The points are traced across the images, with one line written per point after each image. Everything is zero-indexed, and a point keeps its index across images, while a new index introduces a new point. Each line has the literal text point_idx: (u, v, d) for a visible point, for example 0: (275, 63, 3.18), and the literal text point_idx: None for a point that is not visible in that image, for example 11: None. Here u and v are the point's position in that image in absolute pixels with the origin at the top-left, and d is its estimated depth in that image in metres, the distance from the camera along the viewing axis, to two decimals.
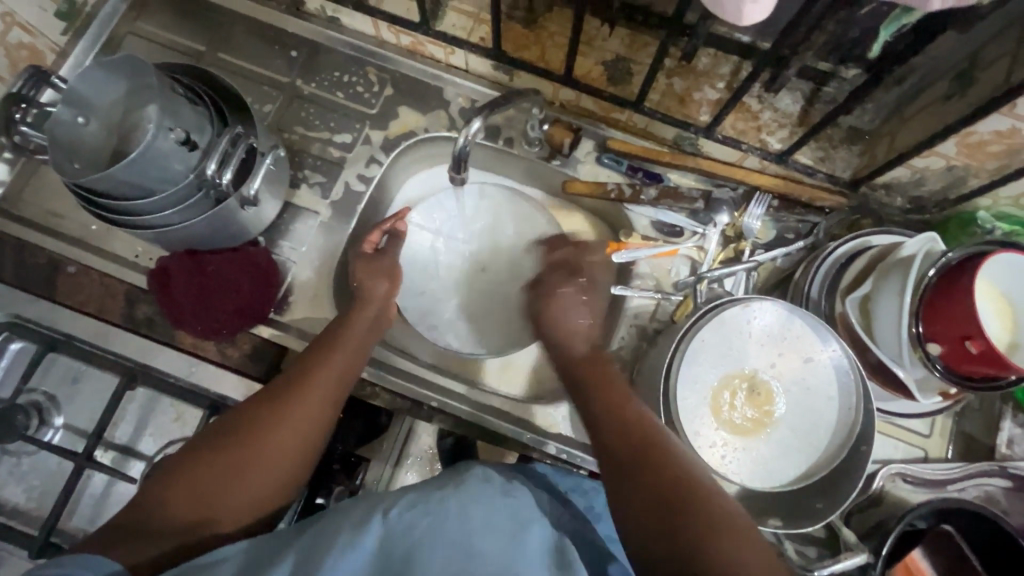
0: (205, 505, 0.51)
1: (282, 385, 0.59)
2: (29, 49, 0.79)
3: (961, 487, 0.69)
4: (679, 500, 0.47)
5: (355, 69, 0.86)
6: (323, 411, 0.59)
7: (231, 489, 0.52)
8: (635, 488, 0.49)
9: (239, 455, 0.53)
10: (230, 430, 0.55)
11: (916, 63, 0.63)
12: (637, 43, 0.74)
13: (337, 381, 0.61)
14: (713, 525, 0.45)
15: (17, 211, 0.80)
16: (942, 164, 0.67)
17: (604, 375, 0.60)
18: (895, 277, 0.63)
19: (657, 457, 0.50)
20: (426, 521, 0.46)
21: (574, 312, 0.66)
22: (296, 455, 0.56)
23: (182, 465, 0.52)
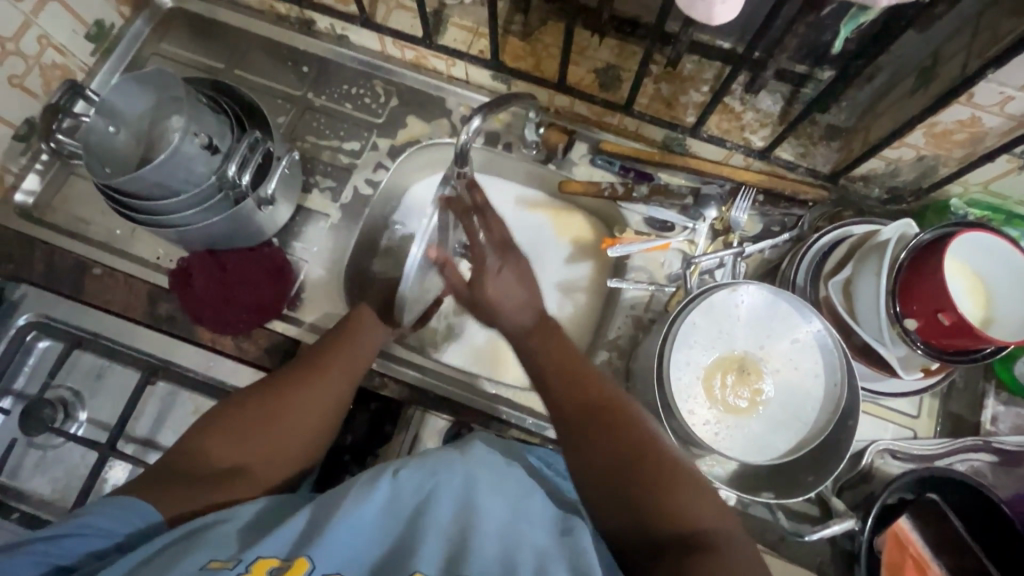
0: (232, 462, 0.58)
1: (302, 365, 0.67)
2: (61, 69, 0.85)
3: (948, 462, 0.72)
4: (629, 464, 0.53)
5: (363, 82, 0.91)
6: (338, 391, 0.66)
7: (256, 451, 0.60)
8: (600, 443, 0.55)
9: (264, 423, 0.61)
10: (254, 399, 0.62)
11: (884, 61, 0.69)
12: (626, 52, 0.80)
13: (353, 370, 0.68)
14: (661, 483, 0.52)
15: (46, 218, 0.85)
16: (913, 155, 0.71)
17: (561, 353, 0.64)
18: (872, 260, 0.67)
19: (609, 426, 0.56)
20: (436, 485, 0.50)
21: (497, 292, 0.65)
22: (313, 427, 0.63)
23: (214, 426, 0.60)
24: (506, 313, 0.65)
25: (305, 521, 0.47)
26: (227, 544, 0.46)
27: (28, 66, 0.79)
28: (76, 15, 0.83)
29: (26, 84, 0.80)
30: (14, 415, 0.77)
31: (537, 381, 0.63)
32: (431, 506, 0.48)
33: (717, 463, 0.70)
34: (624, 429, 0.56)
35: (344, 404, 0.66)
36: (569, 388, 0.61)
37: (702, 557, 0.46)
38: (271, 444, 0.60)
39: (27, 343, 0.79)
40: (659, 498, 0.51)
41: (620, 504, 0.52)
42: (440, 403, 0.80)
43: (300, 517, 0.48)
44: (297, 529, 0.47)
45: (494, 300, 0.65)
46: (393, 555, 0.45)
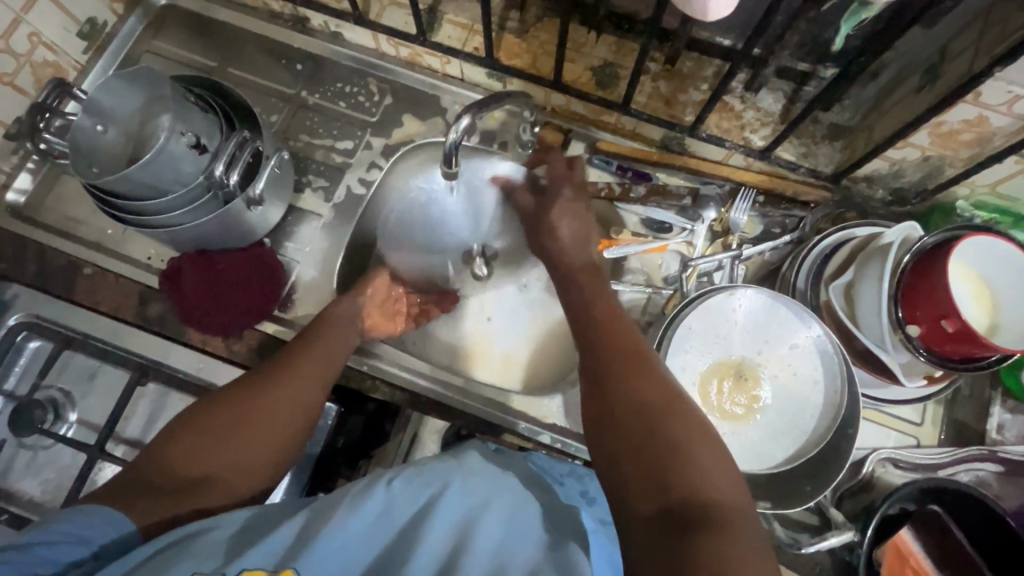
0: (202, 466, 0.56)
1: (276, 366, 0.66)
2: (53, 67, 0.84)
3: (952, 472, 0.70)
4: (632, 430, 0.47)
5: (357, 80, 0.90)
6: (313, 391, 0.65)
7: (227, 453, 0.58)
8: (615, 400, 0.50)
9: (235, 423, 0.59)
10: (225, 401, 0.61)
11: (889, 57, 0.67)
12: (624, 49, 0.78)
13: (327, 365, 0.67)
14: (664, 453, 0.45)
15: (38, 218, 0.84)
16: (918, 155, 0.69)
17: (603, 303, 0.60)
18: (874, 264, 0.65)
19: (627, 385, 0.51)
20: (431, 500, 0.49)
21: (563, 224, 0.70)
22: (286, 427, 0.62)
23: (183, 430, 0.58)
24: (570, 247, 0.68)
25: (295, 531, 0.46)
26: (214, 556, 0.44)
27: (19, 63, 0.78)
28: (68, 13, 0.82)
29: (18, 82, 0.79)
30: (5, 415, 0.77)
31: (576, 330, 0.59)
32: (428, 521, 0.47)
33: None
34: (638, 392, 0.50)
35: (319, 404, 0.65)
36: (603, 339, 0.56)
37: (710, 536, 0.40)
38: (244, 445, 0.59)
39: (17, 343, 0.79)
40: (660, 468, 0.45)
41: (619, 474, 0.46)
42: (433, 406, 0.79)
43: (291, 526, 0.46)
44: (285, 541, 0.45)
45: (557, 232, 0.70)
46: (387, 565, 0.45)
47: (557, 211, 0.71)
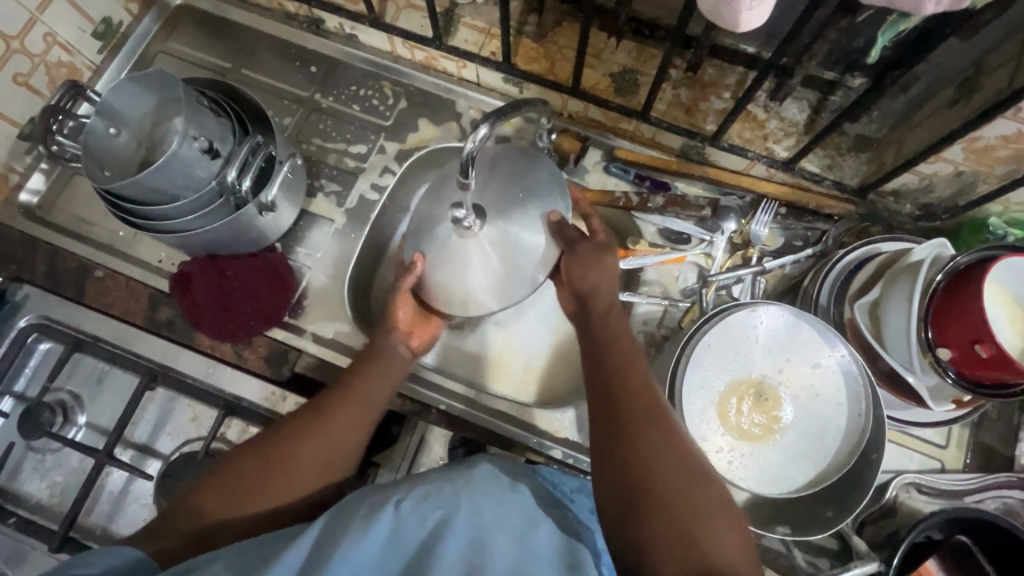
0: (232, 510, 0.57)
1: (309, 412, 0.63)
2: (68, 67, 0.83)
3: (978, 499, 0.68)
4: (658, 494, 0.48)
5: (371, 83, 0.89)
6: (346, 442, 0.62)
7: (255, 499, 0.57)
8: (642, 461, 0.50)
9: (264, 470, 0.59)
10: (256, 452, 0.60)
11: (920, 71, 0.65)
12: (645, 55, 0.76)
13: (362, 410, 0.64)
14: (688, 530, 0.46)
15: (50, 218, 0.84)
16: (950, 170, 0.67)
17: (627, 354, 0.59)
18: (903, 282, 0.63)
19: (654, 450, 0.50)
20: (439, 522, 0.47)
21: (596, 272, 0.64)
22: (313, 478, 0.60)
23: (215, 480, 0.58)
24: (597, 288, 0.63)
25: (307, 548, 0.45)
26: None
27: (33, 64, 0.78)
28: (83, 13, 0.82)
29: (32, 83, 0.79)
30: (14, 418, 0.76)
31: (600, 377, 0.58)
32: (439, 543, 0.46)
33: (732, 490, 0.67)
34: (667, 457, 0.50)
35: (351, 456, 0.62)
36: (632, 396, 0.54)
37: None
38: (271, 491, 0.58)
39: (28, 345, 0.79)
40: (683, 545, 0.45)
41: (636, 541, 0.47)
42: (443, 417, 0.78)
43: (303, 543, 0.45)
44: (300, 559, 0.44)
45: (596, 278, 0.64)
46: None
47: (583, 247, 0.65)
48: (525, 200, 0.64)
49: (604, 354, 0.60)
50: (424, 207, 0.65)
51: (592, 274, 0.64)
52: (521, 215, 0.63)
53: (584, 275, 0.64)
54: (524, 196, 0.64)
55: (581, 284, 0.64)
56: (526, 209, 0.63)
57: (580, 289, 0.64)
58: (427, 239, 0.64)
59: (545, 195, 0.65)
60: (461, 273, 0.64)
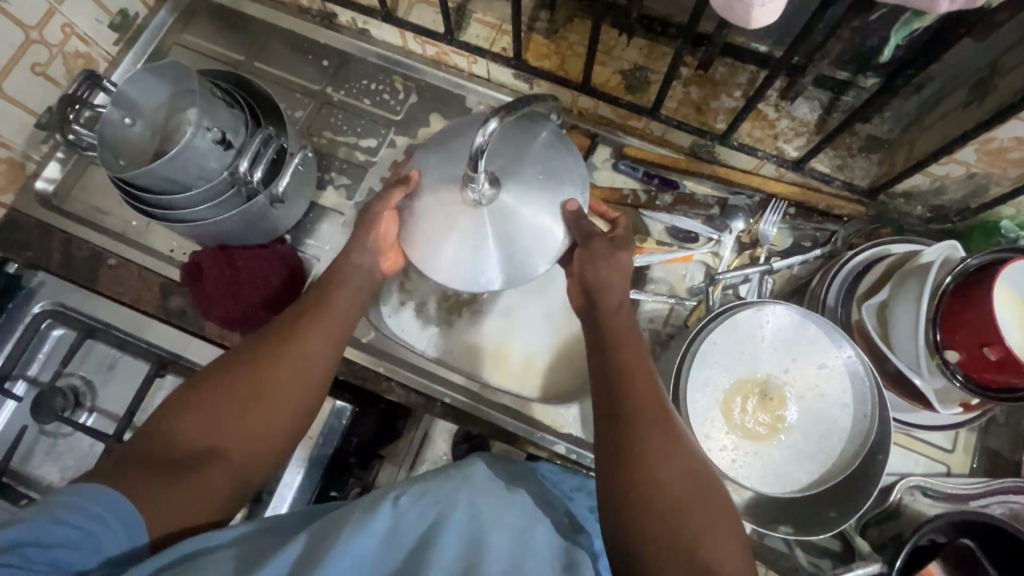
0: (208, 438, 0.53)
1: (276, 333, 0.60)
2: (84, 58, 0.84)
3: (983, 504, 0.67)
4: (660, 506, 0.48)
5: (382, 78, 0.90)
6: (317, 363, 0.59)
7: (231, 426, 0.54)
8: (645, 473, 0.50)
9: (236, 393, 0.55)
10: (225, 375, 0.57)
11: (935, 70, 0.64)
12: (656, 52, 0.76)
13: (334, 328, 0.61)
14: (689, 543, 0.46)
15: (65, 206, 0.85)
16: (963, 172, 0.66)
17: (638, 356, 0.57)
18: (912, 284, 0.62)
19: (654, 460, 0.50)
20: (440, 518, 0.48)
21: (607, 274, 0.61)
22: (289, 400, 0.57)
23: (180, 407, 0.54)
24: (609, 292, 0.60)
25: (301, 547, 0.45)
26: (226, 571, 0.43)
27: (51, 54, 0.79)
28: (101, 5, 0.83)
29: (50, 73, 0.80)
30: (27, 401, 0.78)
31: (604, 378, 0.57)
32: (437, 537, 0.46)
33: (735, 490, 0.67)
34: (672, 466, 0.50)
35: (325, 375, 0.60)
36: (636, 398, 0.54)
37: None
38: (248, 416, 0.55)
39: (42, 330, 0.80)
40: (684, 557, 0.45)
41: (635, 558, 0.47)
42: (448, 411, 0.79)
43: (298, 541, 0.45)
44: (295, 555, 0.44)
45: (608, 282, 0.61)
46: None
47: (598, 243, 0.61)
48: (546, 182, 0.61)
49: (611, 353, 0.58)
50: (434, 175, 0.62)
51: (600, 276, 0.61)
52: (542, 198, 0.61)
53: (595, 273, 0.61)
54: (545, 177, 0.62)
55: (592, 279, 0.61)
56: (547, 193, 0.61)
57: (587, 282, 0.61)
58: (439, 207, 0.61)
59: (567, 179, 0.62)
60: (473, 247, 0.60)
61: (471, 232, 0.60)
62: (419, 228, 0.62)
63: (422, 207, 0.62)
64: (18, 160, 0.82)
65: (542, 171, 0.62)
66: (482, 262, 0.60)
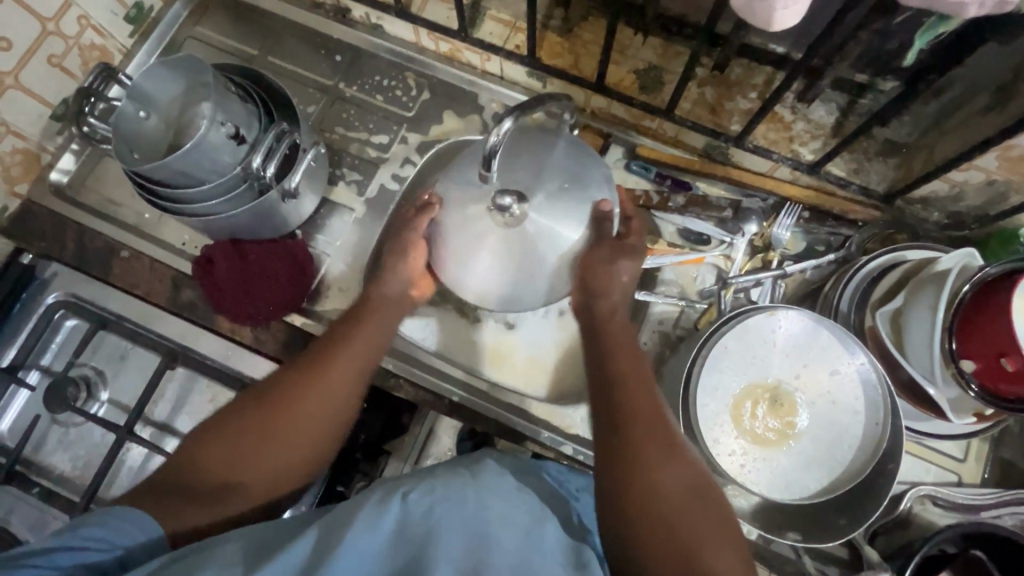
0: (235, 468, 0.55)
1: (306, 363, 0.61)
2: (100, 50, 0.85)
3: (995, 515, 0.66)
4: (659, 510, 0.48)
5: (394, 74, 0.89)
6: (342, 396, 0.60)
7: (257, 456, 0.56)
8: (644, 477, 0.50)
9: (264, 423, 0.56)
10: (255, 405, 0.58)
11: (956, 75, 0.62)
12: (670, 52, 0.75)
13: (361, 361, 0.62)
14: (687, 546, 0.47)
15: (78, 197, 0.86)
16: (982, 179, 0.65)
17: (635, 363, 0.59)
18: (928, 291, 0.62)
19: (653, 467, 0.50)
20: (446, 516, 0.47)
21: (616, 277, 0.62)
22: (315, 432, 0.58)
23: (210, 435, 0.56)
24: (610, 293, 0.61)
25: (310, 544, 0.45)
26: (233, 566, 0.43)
27: (67, 46, 0.80)
28: None
29: (66, 64, 0.80)
30: (40, 390, 0.79)
31: (603, 383, 0.58)
32: (443, 534, 0.45)
33: (741, 494, 0.67)
34: (674, 474, 0.50)
35: (351, 408, 0.61)
36: (632, 405, 0.54)
37: None
38: (274, 447, 0.56)
39: (55, 320, 0.81)
40: (677, 564, 0.46)
41: (630, 556, 0.47)
42: (454, 409, 0.79)
43: (305, 540, 0.45)
44: (303, 552, 0.44)
45: (613, 284, 0.62)
46: None
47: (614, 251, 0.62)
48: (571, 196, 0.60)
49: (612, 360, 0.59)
50: (456, 188, 0.61)
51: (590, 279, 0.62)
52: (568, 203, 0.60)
53: (596, 278, 0.61)
54: (570, 185, 0.61)
55: (589, 285, 0.62)
56: (572, 204, 0.60)
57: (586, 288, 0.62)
58: (463, 226, 0.60)
59: (592, 185, 0.62)
60: (504, 268, 0.61)
61: (499, 250, 0.60)
62: (445, 244, 0.62)
63: (447, 224, 0.61)
64: (34, 150, 0.82)
65: (566, 179, 0.61)
66: (509, 280, 0.61)
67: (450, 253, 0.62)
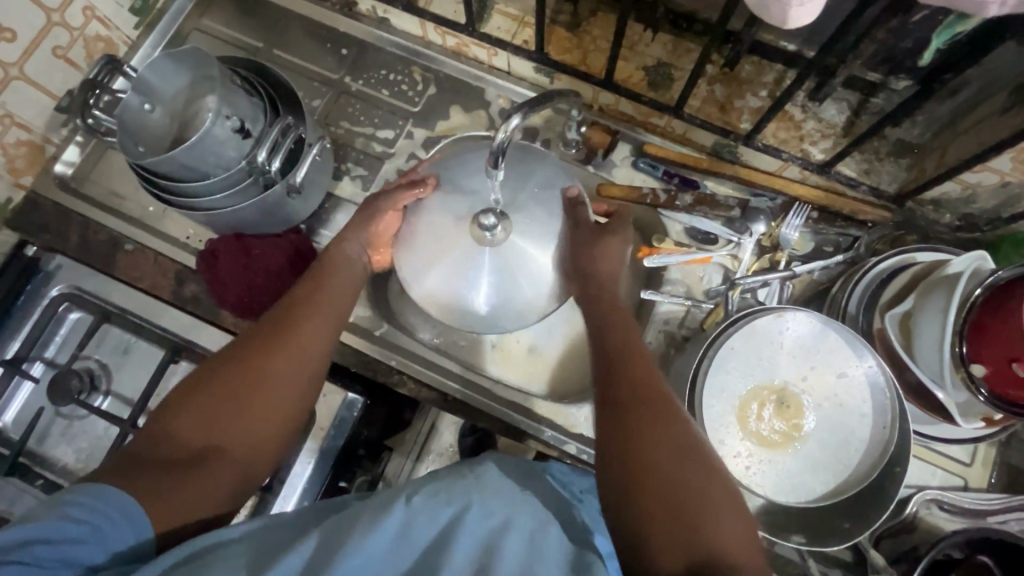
0: (212, 431, 0.53)
1: (273, 324, 0.61)
2: (105, 42, 0.84)
3: (1002, 520, 0.66)
4: (654, 477, 0.47)
5: (401, 68, 0.89)
6: (316, 356, 0.61)
7: (233, 417, 0.54)
8: (639, 448, 0.49)
9: (239, 383, 0.56)
10: (224, 369, 0.57)
11: (974, 74, 0.60)
12: (680, 49, 0.74)
13: (329, 318, 0.63)
14: (690, 513, 0.45)
15: (82, 189, 0.85)
16: (996, 181, 0.64)
17: (629, 339, 0.58)
18: (938, 295, 0.61)
19: (642, 438, 0.50)
20: (453, 522, 0.47)
21: (601, 258, 0.63)
22: (290, 388, 0.58)
23: (179, 408, 0.54)
24: (604, 277, 0.63)
25: (312, 549, 0.44)
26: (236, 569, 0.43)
27: (72, 37, 0.79)
28: None
29: (70, 56, 0.80)
30: (44, 382, 0.79)
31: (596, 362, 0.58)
32: (451, 541, 0.45)
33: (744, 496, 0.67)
34: (665, 440, 0.49)
35: (323, 362, 0.62)
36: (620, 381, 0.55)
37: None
38: (251, 405, 0.55)
39: (59, 313, 0.81)
40: (679, 521, 0.45)
41: (636, 534, 0.45)
42: (458, 407, 0.79)
43: (307, 544, 0.45)
44: (305, 557, 0.44)
45: (599, 263, 0.63)
46: None
47: (609, 241, 0.64)
48: (541, 200, 0.63)
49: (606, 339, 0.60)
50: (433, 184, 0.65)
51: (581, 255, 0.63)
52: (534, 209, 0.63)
53: (587, 259, 0.62)
54: (534, 191, 0.63)
55: (580, 266, 0.63)
56: (542, 210, 0.63)
57: (580, 268, 0.63)
58: (436, 233, 0.63)
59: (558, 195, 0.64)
60: (458, 257, 0.62)
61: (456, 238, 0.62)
62: (411, 232, 0.65)
63: (419, 235, 0.64)
64: (38, 143, 0.82)
65: (532, 183, 0.64)
66: (458, 271, 0.62)
67: (413, 238, 0.65)
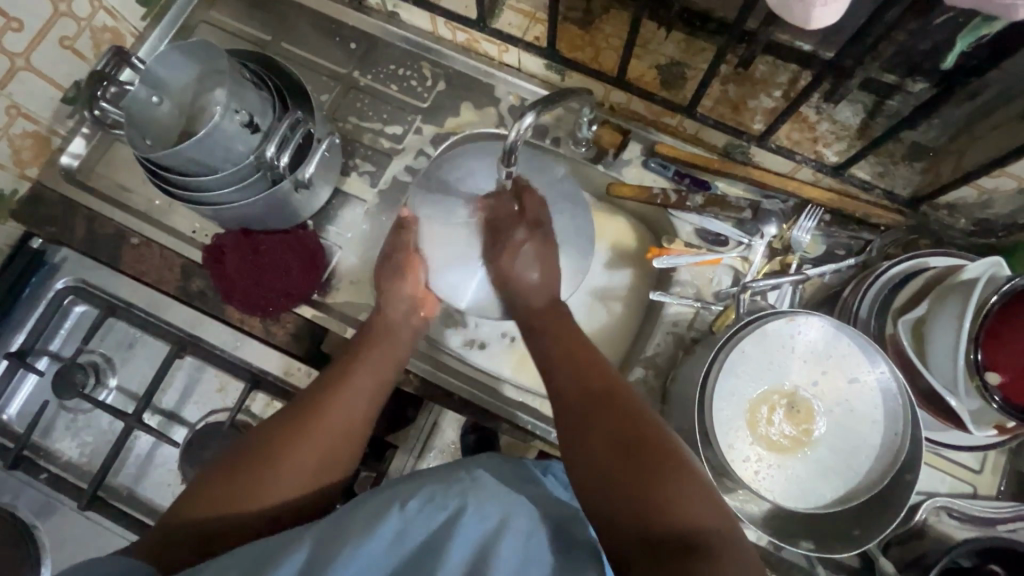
0: (239, 502, 0.53)
1: (314, 391, 0.63)
2: (112, 32, 0.83)
3: (1011, 529, 0.65)
4: (603, 467, 0.50)
5: (410, 63, 0.88)
6: (340, 431, 0.60)
7: (261, 488, 0.54)
8: (586, 443, 0.52)
9: (273, 452, 0.56)
10: (262, 437, 0.58)
11: (993, 78, 0.58)
12: (693, 49, 0.72)
13: (368, 387, 0.64)
14: (643, 492, 0.46)
15: (88, 181, 0.85)
16: (1014, 186, 0.64)
17: (567, 337, 0.64)
18: (955, 300, 0.59)
19: (584, 434, 0.53)
20: (450, 526, 0.46)
21: (515, 263, 0.65)
22: (320, 456, 0.58)
23: (203, 482, 0.55)
24: (528, 286, 0.66)
25: (307, 554, 0.44)
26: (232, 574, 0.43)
27: (79, 28, 0.78)
28: None
29: (78, 47, 0.79)
30: (48, 376, 0.78)
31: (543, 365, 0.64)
32: (445, 548, 0.44)
33: (752, 501, 0.65)
34: (604, 431, 0.52)
35: (359, 432, 0.61)
36: (567, 378, 0.60)
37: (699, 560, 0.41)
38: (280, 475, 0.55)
39: (64, 306, 0.80)
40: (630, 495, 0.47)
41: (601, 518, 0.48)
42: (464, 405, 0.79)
43: (302, 549, 0.45)
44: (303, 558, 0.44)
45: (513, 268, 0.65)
46: None
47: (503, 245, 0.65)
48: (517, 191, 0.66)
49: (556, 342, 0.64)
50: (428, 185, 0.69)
51: (547, 254, 0.67)
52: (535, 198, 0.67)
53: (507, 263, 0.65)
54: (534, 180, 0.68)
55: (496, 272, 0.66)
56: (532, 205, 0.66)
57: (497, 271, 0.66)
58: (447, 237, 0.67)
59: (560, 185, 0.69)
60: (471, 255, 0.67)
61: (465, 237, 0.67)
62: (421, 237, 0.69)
63: (425, 242, 0.69)
64: (44, 134, 0.81)
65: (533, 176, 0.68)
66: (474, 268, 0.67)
67: (424, 245, 0.69)
